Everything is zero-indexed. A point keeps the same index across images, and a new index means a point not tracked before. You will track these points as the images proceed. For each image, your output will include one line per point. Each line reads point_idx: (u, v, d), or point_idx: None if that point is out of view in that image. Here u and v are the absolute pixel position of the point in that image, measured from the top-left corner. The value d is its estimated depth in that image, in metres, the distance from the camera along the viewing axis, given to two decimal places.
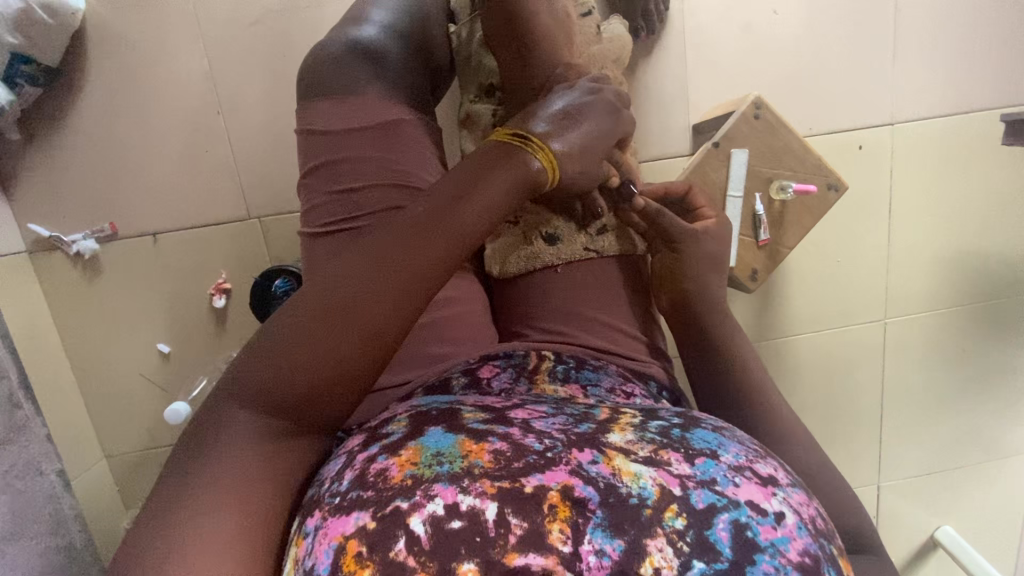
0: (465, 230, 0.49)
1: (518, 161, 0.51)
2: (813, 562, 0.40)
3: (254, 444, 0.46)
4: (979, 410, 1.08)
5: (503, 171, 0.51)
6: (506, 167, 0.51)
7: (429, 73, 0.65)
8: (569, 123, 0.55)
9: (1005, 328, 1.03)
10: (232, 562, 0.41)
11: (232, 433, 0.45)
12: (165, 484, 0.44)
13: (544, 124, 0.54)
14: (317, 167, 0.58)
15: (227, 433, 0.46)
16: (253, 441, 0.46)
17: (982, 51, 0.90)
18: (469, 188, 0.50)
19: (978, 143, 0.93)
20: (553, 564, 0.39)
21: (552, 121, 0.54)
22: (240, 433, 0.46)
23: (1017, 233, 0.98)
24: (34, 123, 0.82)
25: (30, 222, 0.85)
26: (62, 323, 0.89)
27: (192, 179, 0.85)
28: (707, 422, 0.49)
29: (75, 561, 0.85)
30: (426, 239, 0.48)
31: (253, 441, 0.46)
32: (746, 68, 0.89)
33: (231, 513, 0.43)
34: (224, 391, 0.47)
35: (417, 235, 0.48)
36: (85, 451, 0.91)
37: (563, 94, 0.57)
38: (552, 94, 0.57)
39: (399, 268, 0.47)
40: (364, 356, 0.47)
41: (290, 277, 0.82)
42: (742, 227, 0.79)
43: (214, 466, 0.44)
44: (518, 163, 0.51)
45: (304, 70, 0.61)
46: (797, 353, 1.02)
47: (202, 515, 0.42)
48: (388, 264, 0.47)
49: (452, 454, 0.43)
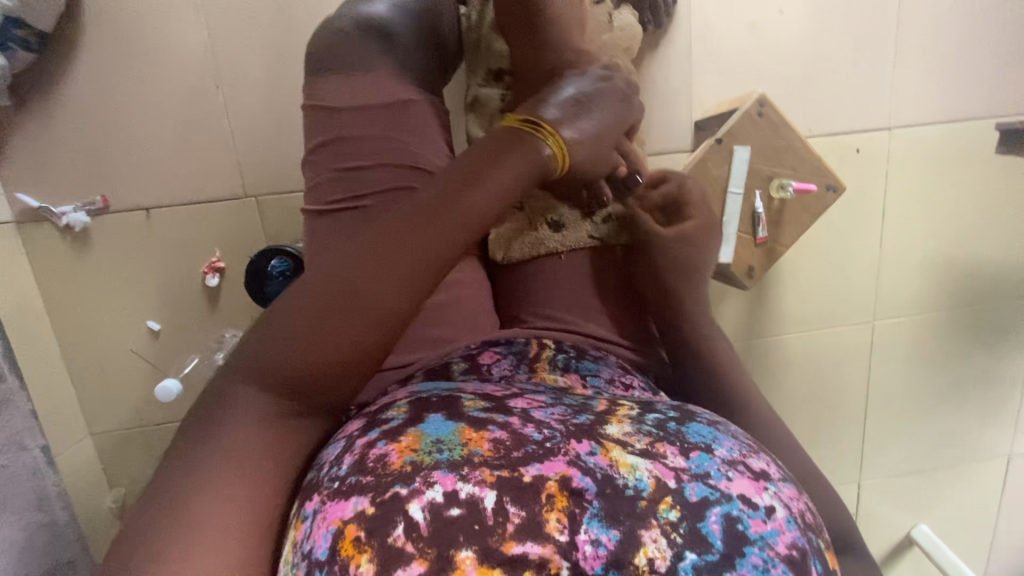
0: (474, 215, 0.49)
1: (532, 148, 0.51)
2: (801, 555, 0.40)
3: (260, 424, 0.46)
4: (958, 412, 1.11)
5: (514, 157, 0.50)
6: (518, 152, 0.51)
7: (439, 54, 0.64)
8: (579, 110, 0.55)
9: (987, 333, 1.06)
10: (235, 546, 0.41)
11: (240, 414, 0.45)
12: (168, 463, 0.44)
13: (555, 110, 0.54)
14: (323, 144, 0.57)
15: (235, 414, 0.45)
16: (257, 421, 0.46)
17: (981, 59, 0.91)
18: (480, 175, 0.49)
19: (972, 151, 0.95)
20: (550, 553, 0.39)
21: (563, 107, 0.54)
22: (247, 414, 0.45)
23: (1005, 242, 1.00)
24: (24, 90, 0.79)
25: (19, 191, 0.82)
26: (49, 297, 0.87)
27: (189, 154, 0.84)
28: (702, 415, 0.49)
29: (58, 539, 0.84)
30: (437, 225, 0.48)
31: (259, 422, 0.46)
32: (751, 66, 0.89)
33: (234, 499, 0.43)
34: (232, 372, 0.47)
35: (428, 222, 0.48)
36: (70, 428, 0.90)
37: (575, 79, 0.56)
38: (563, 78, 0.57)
39: (408, 253, 0.47)
40: (373, 339, 0.47)
41: (286, 257, 0.81)
42: (740, 224, 0.79)
43: (214, 447, 0.44)
44: (531, 148, 0.51)
45: (312, 45, 0.60)
46: (787, 352, 1.03)
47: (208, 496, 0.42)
48: (397, 250, 0.47)
49: (452, 442, 0.43)
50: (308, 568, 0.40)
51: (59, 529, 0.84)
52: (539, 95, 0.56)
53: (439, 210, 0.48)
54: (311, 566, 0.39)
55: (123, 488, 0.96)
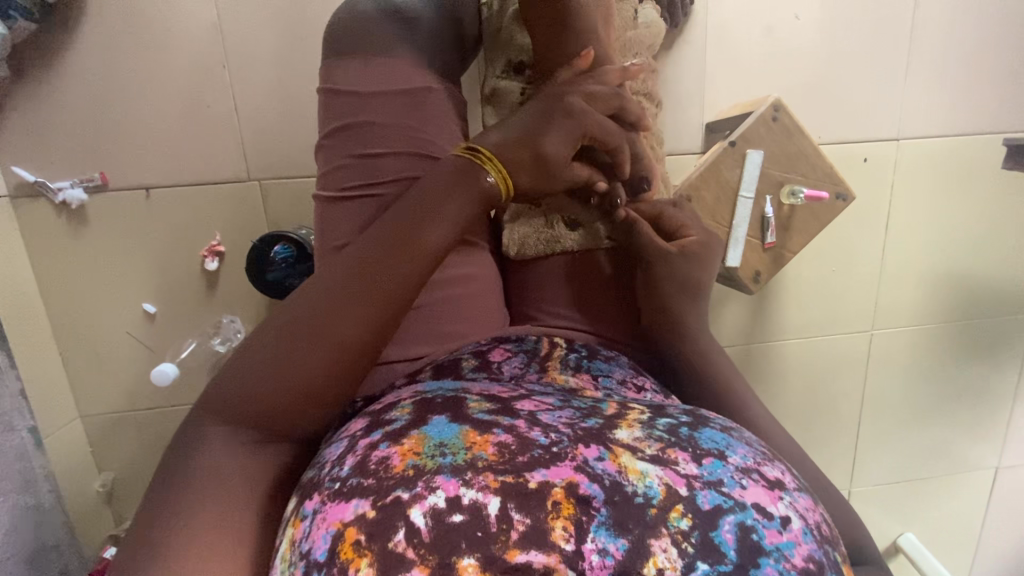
0: (421, 263, 0.49)
1: (522, 165, 0.53)
2: (817, 567, 0.39)
3: (233, 451, 0.46)
4: (950, 424, 1.12)
5: (457, 198, 0.51)
6: (473, 195, 0.51)
7: (458, 43, 0.63)
8: (574, 120, 0.54)
9: (982, 347, 1.07)
10: (229, 548, 0.42)
11: (210, 448, 0.45)
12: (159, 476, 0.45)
13: (547, 129, 0.53)
14: (338, 128, 0.56)
15: (207, 447, 0.45)
16: (229, 449, 0.46)
17: (991, 74, 0.92)
18: (446, 207, 0.50)
19: (977, 165, 0.95)
20: (556, 562, 0.37)
21: (557, 119, 0.54)
22: (219, 447, 0.45)
23: (1004, 257, 1.01)
24: (24, 60, 0.77)
25: (14, 164, 0.80)
26: (42, 274, 0.85)
27: (192, 134, 0.82)
28: (716, 421, 0.48)
29: (44, 522, 0.83)
30: (404, 257, 0.48)
31: (234, 447, 0.46)
32: (765, 69, 0.89)
33: (223, 507, 0.44)
34: (201, 409, 0.47)
35: (396, 254, 0.48)
36: (59, 410, 0.88)
37: (573, 86, 0.55)
38: (558, 82, 0.56)
39: (376, 284, 0.48)
40: (342, 370, 0.48)
41: (289, 244, 0.80)
42: (749, 229, 0.79)
43: (200, 463, 0.45)
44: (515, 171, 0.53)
45: (330, 27, 0.59)
46: (785, 358, 1.04)
47: (201, 503, 0.43)
48: (364, 282, 0.48)
49: (455, 446, 0.41)
50: (305, 568, 0.38)
51: (45, 512, 0.83)
52: (539, 100, 0.55)
53: (407, 243, 0.49)
54: (310, 567, 0.37)
55: (112, 472, 0.94)
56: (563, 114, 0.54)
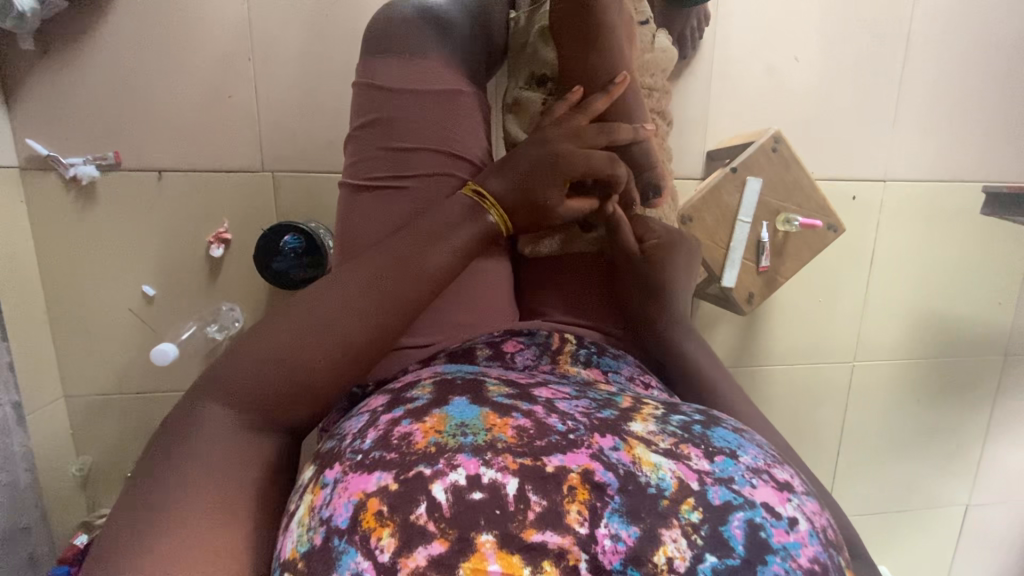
0: (450, 260, 0.53)
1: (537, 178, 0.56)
2: (822, 569, 0.39)
3: (230, 434, 0.46)
4: (925, 457, 1.15)
5: (478, 224, 0.55)
6: (475, 222, 0.55)
7: (485, 54, 0.67)
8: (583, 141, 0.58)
9: (956, 384, 1.11)
10: (242, 524, 0.43)
11: (211, 429, 0.45)
12: (155, 445, 0.46)
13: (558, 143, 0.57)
14: (372, 122, 0.58)
15: (204, 431, 0.45)
16: (232, 432, 0.46)
17: (969, 130, 0.99)
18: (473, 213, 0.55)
19: (958, 210, 1.01)
20: (570, 544, 0.38)
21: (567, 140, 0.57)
22: (220, 429, 0.46)
23: (978, 298, 1.06)
24: (50, 36, 0.78)
25: (28, 136, 0.80)
26: (43, 249, 0.84)
27: (210, 121, 0.83)
28: (728, 422, 0.49)
29: (18, 500, 0.81)
30: (434, 249, 0.52)
31: (236, 429, 0.46)
32: (767, 106, 0.94)
33: (224, 487, 0.43)
34: (211, 383, 0.47)
35: (428, 245, 0.52)
36: (45, 387, 0.86)
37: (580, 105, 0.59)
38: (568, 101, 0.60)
39: (407, 271, 0.51)
40: (367, 354, 0.50)
41: (299, 234, 0.81)
42: (745, 253, 0.83)
43: (202, 442, 0.45)
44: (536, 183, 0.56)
45: (369, 26, 0.62)
46: (770, 384, 1.07)
47: (203, 480, 0.43)
48: (399, 269, 0.51)
49: (476, 427, 0.42)
50: (326, 534, 0.38)
51: (18, 491, 0.81)
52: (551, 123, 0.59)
53: (437, 237, 0.53)
54: (330, 533, 0.38)
55: (90, 457, 0.92)
56: (570, 137, 0.58)
